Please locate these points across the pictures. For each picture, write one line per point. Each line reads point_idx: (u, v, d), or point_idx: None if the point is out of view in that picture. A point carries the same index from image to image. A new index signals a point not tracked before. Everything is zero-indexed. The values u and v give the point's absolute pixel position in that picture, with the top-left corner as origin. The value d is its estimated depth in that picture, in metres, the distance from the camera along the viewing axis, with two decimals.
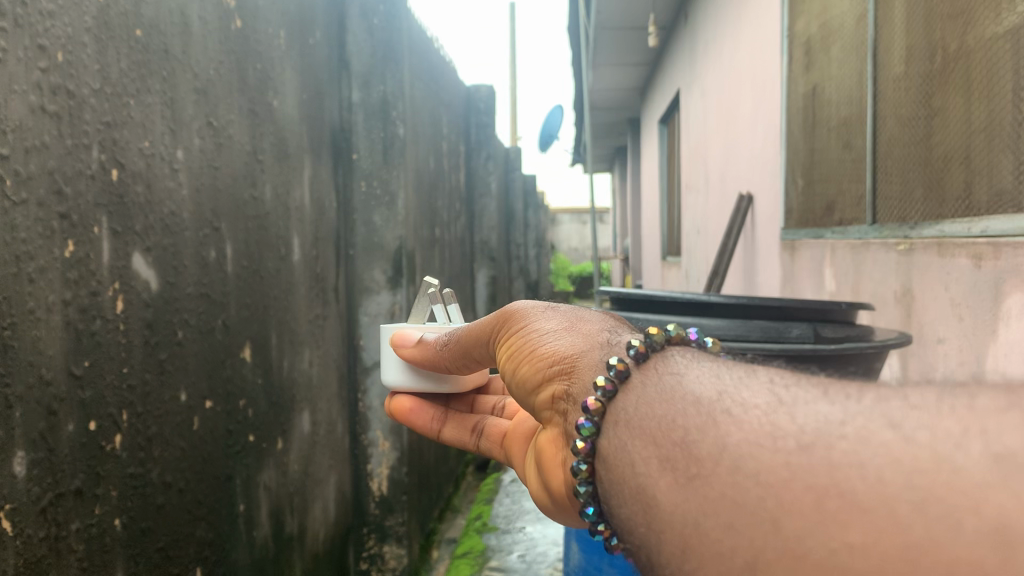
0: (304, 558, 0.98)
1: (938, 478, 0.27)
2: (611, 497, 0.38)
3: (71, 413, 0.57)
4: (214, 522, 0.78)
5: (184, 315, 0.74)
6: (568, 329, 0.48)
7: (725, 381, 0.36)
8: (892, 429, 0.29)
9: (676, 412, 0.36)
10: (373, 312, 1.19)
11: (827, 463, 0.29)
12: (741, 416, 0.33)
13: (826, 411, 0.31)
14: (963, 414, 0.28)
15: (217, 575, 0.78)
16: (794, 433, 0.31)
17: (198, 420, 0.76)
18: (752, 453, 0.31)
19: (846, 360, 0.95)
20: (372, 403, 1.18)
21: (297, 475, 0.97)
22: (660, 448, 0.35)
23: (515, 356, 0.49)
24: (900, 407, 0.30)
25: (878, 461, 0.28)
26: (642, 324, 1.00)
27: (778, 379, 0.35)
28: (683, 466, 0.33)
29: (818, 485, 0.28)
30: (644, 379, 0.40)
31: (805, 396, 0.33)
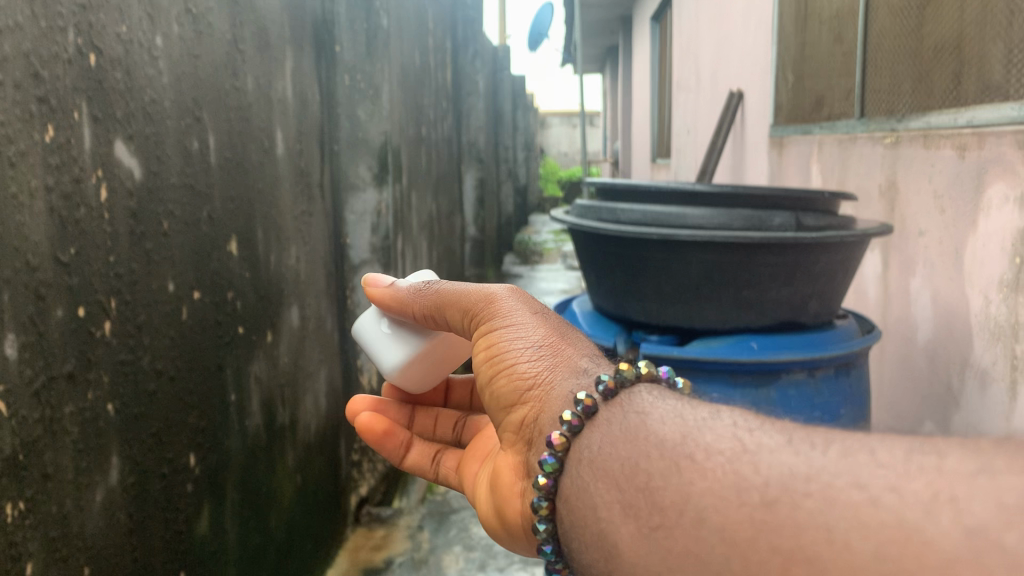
0: (296, 448, 1.00)
1: (908, 549, 0.27)
2: (574, 530, 0.39)
3: (60, 299, 0.58)
4: (206, 410, 0.80)
5: (169, 206, 0.74)
6: (551, 346, 0.48)
7: (688, 424, 0.36)
8: (859, 488, 0.29)
9: (639, 454, 0.36)
10: (359, 210, 1.20)
11: (792, 522, 0.30)
12: (705, 464, 0.33)
13: (792, 463, 0.31)
14: (933, 477, 0.28)
15: (211, 461, 0.80)
16: (759, 485, 0.31)
17: (186, 310, 0.77)
18: (717, 507, 0.32)
19: (825, 248, 0.96)
20: (361, 300, 1.21)
21: (287, 368, 0.98)
22: (625, 493, 0.36)
23: (490, 361, 0.49)
24: (867, 463, 0.30)
25: (844, 528, 0.28)
26: (627, 216, 1.02)
27: (743, 422, 0.35)
28: (646, 515, 0.34)
29: (783, 547, 0.29)
30: (611, 415, 0.40)
31: (771, 444, 0.33)
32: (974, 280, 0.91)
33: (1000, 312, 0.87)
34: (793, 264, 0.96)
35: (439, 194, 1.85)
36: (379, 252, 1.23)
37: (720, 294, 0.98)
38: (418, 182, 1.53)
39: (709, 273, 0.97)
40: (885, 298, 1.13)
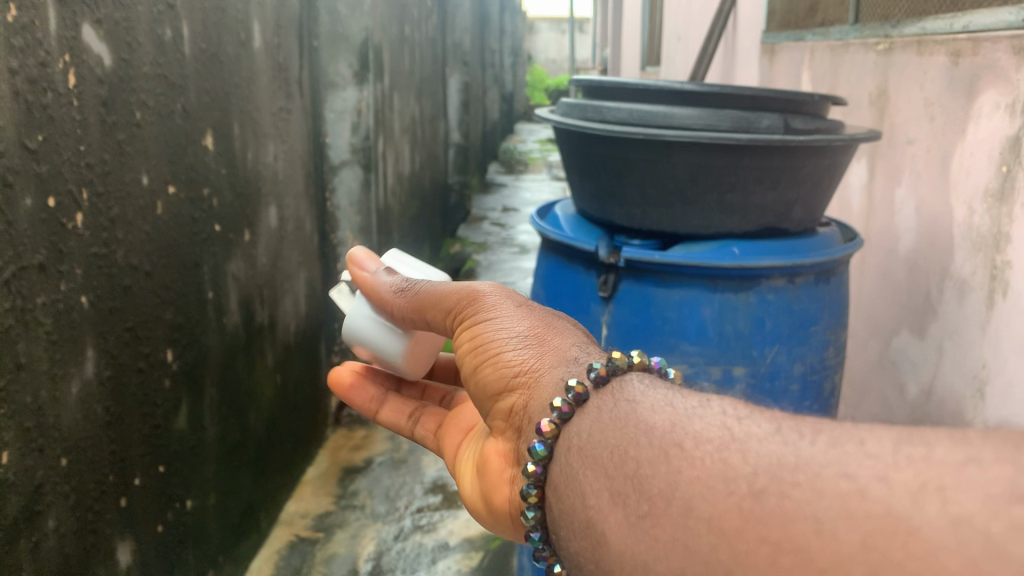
0: (275, 347, 1.00)
1: (895, 540, 0.27)
2: (561, 513, 0.39)
3: (29, 187, 0.56)
4: (183, 307, 0.79)
5: (142, 96, 0.71)
6: (539, 338, 0.46)
7: (678, 412, 0.36)
8: (846, 478, 0.29)
9: (629, 442, 0.36)
10: (339, 108, 1.17)
11: (779, 511, 0.30)
12: (694, 453, 0.33)
13: (780, 451, 0.31)
14: (921, 466, 0.28)
15: (189, 357, 0.80)
16: (747, 475, 0.31)
17: (161, 204, 0.75)
18: (705, 495, 0.32)
19: (812, 151, 0.95)
20: (340, 202, 1.19)
21: (266, 268, 0.97)
22: (615, 482, 0.35)
23: (476, 353, 0.48)
24: (855, 453, 0.30)
25: (832, 518, 0.28)
26: (613, 116, 0.99)
27: (731, 411, 0.35)
28: (634, 503, 0.34)
29: (771, 537, 0.29)
30: (601, 403, 0.39)
31: (760, 432, 0.33)
32: (960, 189, 0.90)
33: (983, 222, 0.87)
34: (778, 168, 0.95)
35: (422, 96, 1.81)
36: (359, 154, 1.21)
37: (705, 198, 0.97)
38: (400, 82, 1.50)
39: (693, 176, 0.96)
40: (868, 207, 1.12)
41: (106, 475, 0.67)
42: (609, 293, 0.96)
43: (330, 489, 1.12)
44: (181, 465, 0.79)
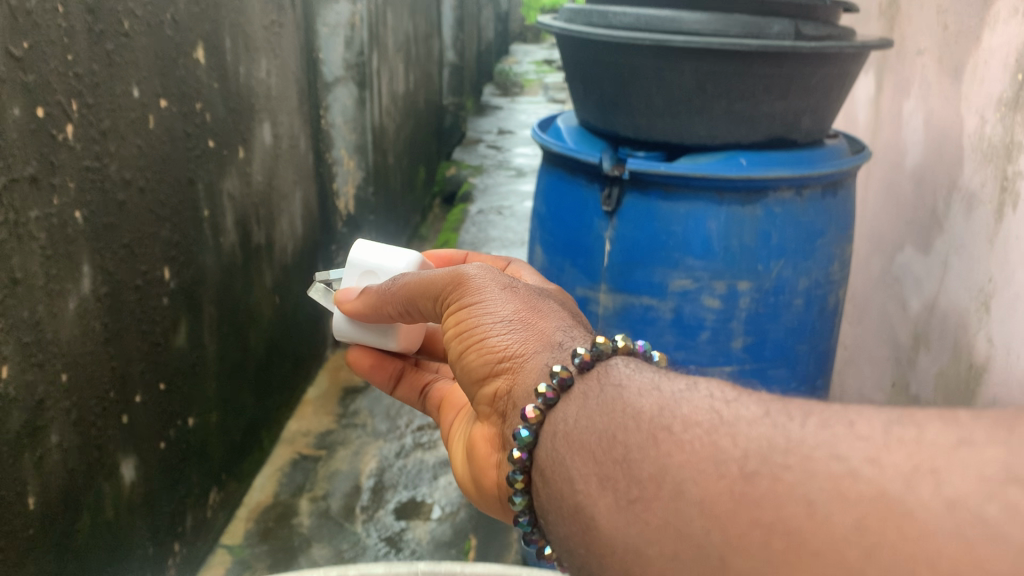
0: (273, 267, 0.99)
1: (889, 521, 0.25)
2: (546, 498, 0.36)
3: (16, 97, 0.54)
4: (180, 225, 0.78)
5: (130, 5, 0.69)
6: (529, 322, 0.43)
7: (666, 394, 0.33)
8: (837, 459, 0.27)
9: (617, 427, 0.33)
10: (332, 23, 1.14)
11: (773, 495, 0.27)
12: (682, 436, 0.31)
13: (770, 433, 0.29)
14: (913, 447, 0.27)
15: (185, 275, 0.79)
16: (738, 458, 0.29)
17: (153, 119, 0.73)
18: (697, 479, 0.29)
19: (823, 59, 0.92)
20: (335, 121, 1.18)
21: (262, 187, 0.96)
22: (604, 463, 0.33)
23: (460, 341, 0.44)
24: (845, 433, 0.28)
25: (824, 500, 0.26)
26: (619, 21, 0.96)
27: (721, 392, 0.33)
28: (623, 487, 0.32)
29: (762, 519, 0.27)
30: (587, 389, 0.37)
31: (747, 414, 0.30)
32: (971, 98, 0.88)
33: (995, 131, 0.84)
34: (789, 76, 0.92)
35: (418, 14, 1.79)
36: (353, 71, 1.19)
37: (712, 107, 0.95)
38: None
39: (701, 84, 0.93)
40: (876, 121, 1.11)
41: (107, 393, 0.67)
42: (612, 207, 0.95)
43: (331, 408, 1.14)
44: (182, 382, 0.79)
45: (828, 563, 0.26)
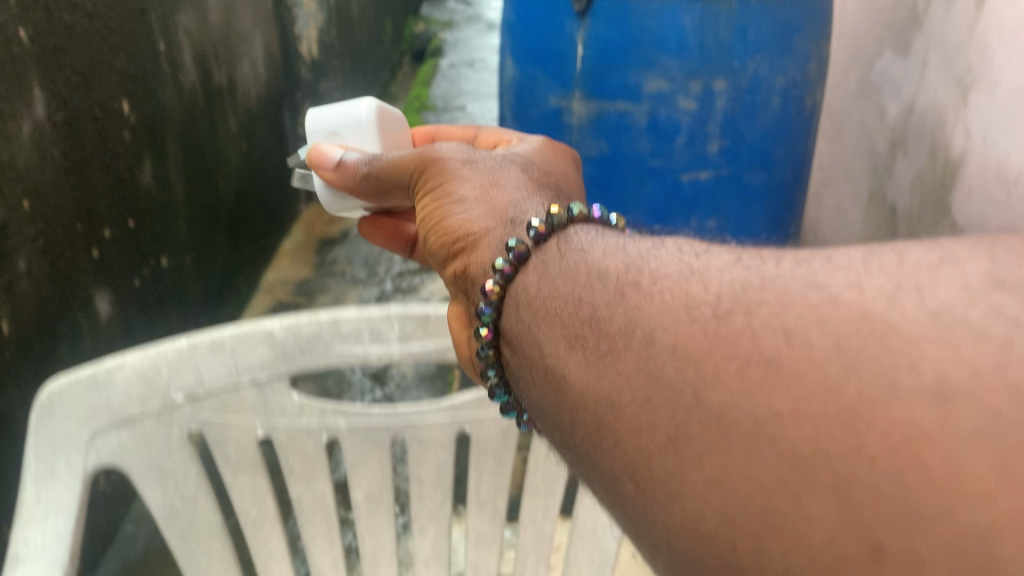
0: (236, 114, 0.97)
1: (871, 336, 0.23)
2: (515, 364, 0.33)
3: None
4: (134, 56, 0.74)
5: None
6: (483, 189, 0.40)
7: (633, 255, 0.31)
8: (817, 288, 0.25)
9: (582, 292, 0.30)
10: None
11: (749, 329, 0.24)
12: (652, 289, 0.28)
13: (745, 274, 0.27)
14: (893, 273, 0.25)
15: (142, 114, 0.76)
16: (711, 301, 0.26)
17: None
18: (668, 325, 0.26)
19: None
20: None
21: (219, 25, 0.91)
22: (572, 330, 0.29)
23: (425, 219, 0.42)
24: (824, 265, 0.26)
25: (803, 323, 0.24)
26: None
27: (690, 247, 0.30)
28: (592, 344, 0.28)
29: (740, 351, 0.24)
30: (546, 259, 0.34)
31: (718, 263, 0.28)
32: None
33: None
34: None
35: None
36: None
37: None
38: None
39: None
40: None
41: (73, 225, 0.66)
42: None
43: (308, 259, 1.15)
44: (150, 219, 0.79)
45: (809, 382, 0.22)
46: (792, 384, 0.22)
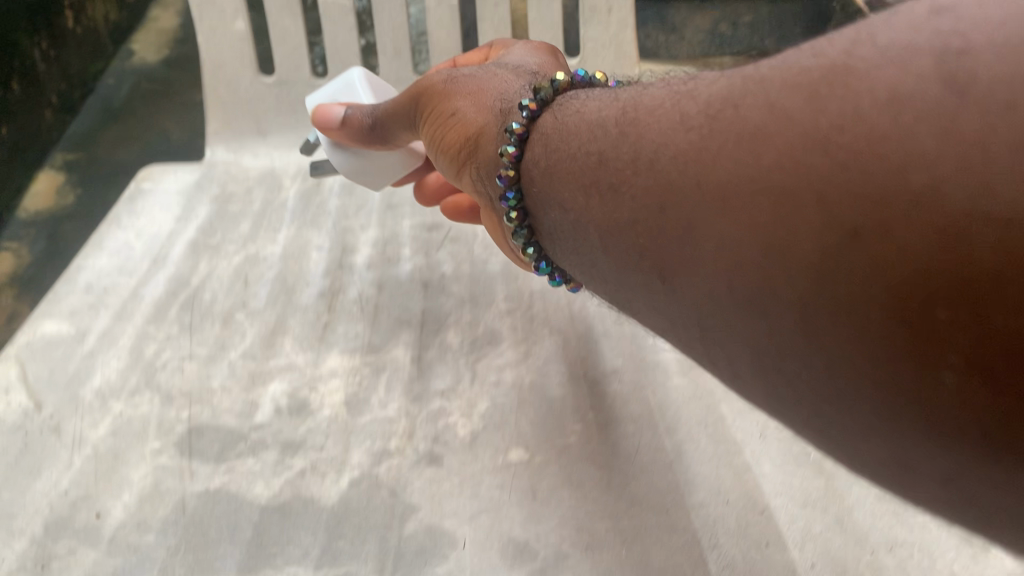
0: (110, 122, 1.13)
1: (941, 82, 0.32)
2: (553, 221, 0.56)
3: None
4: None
5: None
6: (579, 130, 0.53)
7: (713, 114, 0.43)
8: (888, 64, 0.35)
9: (676, 153, 0.43)
10: None
11: (839, 109, 0.35)
12: (752, 112, 0.40)
13: (809, 63, 0.39)
14: (941, 31, 0.34)
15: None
16: (802, 117, 0.37)
17: None
18: (758, 153, 0.38)
19: None
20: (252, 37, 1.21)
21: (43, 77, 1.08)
22: (588, 181, 0.50)
23: (545, 156, 0.55)
24: (873, 48, 0.36)
25: (883, 77, 0.34)
26: None
27: (761, 72, 0.42)
28: (663, 206, 0.44)
29: (848, 146, 0.34)
30: (632, 174, 0.46)
31: (805, 64, 0.39)
32: None
33: None
34: None
35: None
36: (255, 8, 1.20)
37: None
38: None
39: None
40: None
41: None
42: None
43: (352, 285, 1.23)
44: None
45: (877, 151, 0.33)
46: (845, 131, 0.35)
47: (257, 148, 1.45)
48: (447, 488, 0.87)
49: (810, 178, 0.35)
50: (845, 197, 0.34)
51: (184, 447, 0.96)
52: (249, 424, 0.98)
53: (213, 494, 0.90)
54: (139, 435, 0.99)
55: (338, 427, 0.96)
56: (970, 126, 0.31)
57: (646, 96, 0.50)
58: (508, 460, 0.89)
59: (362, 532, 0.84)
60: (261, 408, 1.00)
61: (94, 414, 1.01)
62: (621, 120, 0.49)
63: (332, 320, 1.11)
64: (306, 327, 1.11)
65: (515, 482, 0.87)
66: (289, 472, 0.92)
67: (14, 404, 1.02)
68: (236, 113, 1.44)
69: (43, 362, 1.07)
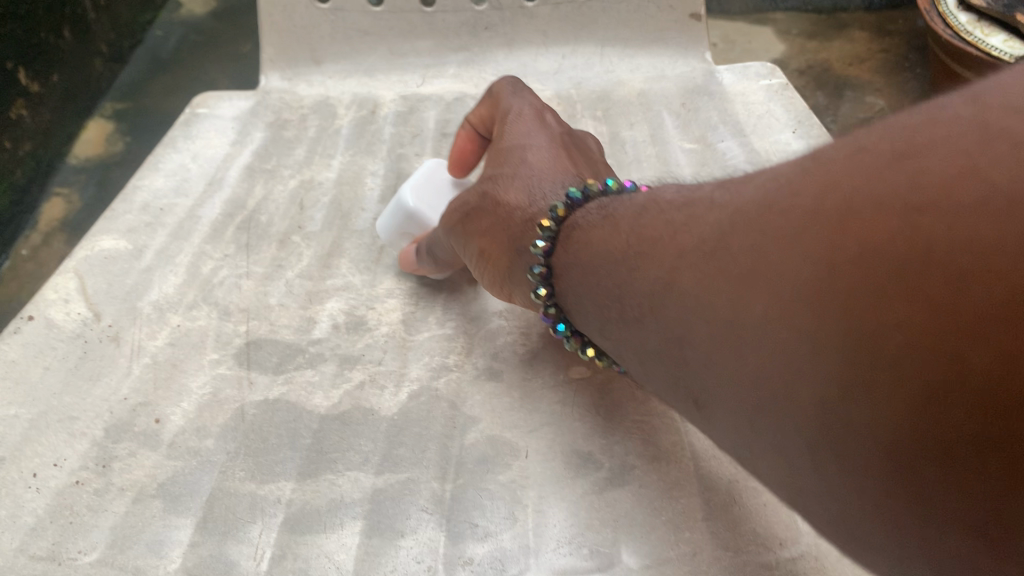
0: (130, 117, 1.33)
1: (860, 268, 0.48)
2: (616, 331, 0.76)
3: None
4: None
5: None
6: (635, 265, 0.72)
7: (715, 267, 0.61)
8: (843, 223, 0.51)
9: (698, 304, 0.62)
10: None
11: (799, 283, 0.52)
12: (747, 267, 0.57)
13: (788, 218, 0.55)
14: (872, 203, 0.49)
15: None
16: (778, 279, 0.54)
17: None
18: (752, 314, 0.56)
19: None
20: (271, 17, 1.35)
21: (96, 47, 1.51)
22: (643, 311, 0.70)
23: (614, 295, 0.75)
24: (837, 208, 0.52)
25: (837, 245, 0.50)
26: None
27: (754, 221, 0.59)
28: (694, 344, 0.63)
29: (808, 312, 0.51)
30: (672, 310, 0.65)
31: (784, 216, 0.56)
32: None
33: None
34: None
35: None
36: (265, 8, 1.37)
37: None
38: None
39: None
40: None
41: None
42: None
43: None
44: None
45: (825, 325, 0.50)
46: (798, 306, 0.52)
47: (311, 76, 1.60)
48: (507, 402, 1.00)
49: (801, 341, 0.52)
50: (833, 339, 0.49)
51: (243, 357, 1.09)
52: (306, 339, 1.13)
53: (272, 404, 1.02)
54: (198, 347, 1.11)
55: (395, 344, 1.13)
56: (874, 324, 0.47)
57: (646, 230, 0.73)
58: (571, 377, 1.02)
59: (420, 441, 0.96)
60: (319, 325, 1.16)
61: (152, 324, 1.14)
62: (642, 250, 0.72)
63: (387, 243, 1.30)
64: (363, 251, 1.29)
65: (576, 398, 0.99)
66: (346, 385, 1.05)
67: (74, 313, 1.13)
68: (292, 42, 1.58)
69: (101, 275, 1.19)
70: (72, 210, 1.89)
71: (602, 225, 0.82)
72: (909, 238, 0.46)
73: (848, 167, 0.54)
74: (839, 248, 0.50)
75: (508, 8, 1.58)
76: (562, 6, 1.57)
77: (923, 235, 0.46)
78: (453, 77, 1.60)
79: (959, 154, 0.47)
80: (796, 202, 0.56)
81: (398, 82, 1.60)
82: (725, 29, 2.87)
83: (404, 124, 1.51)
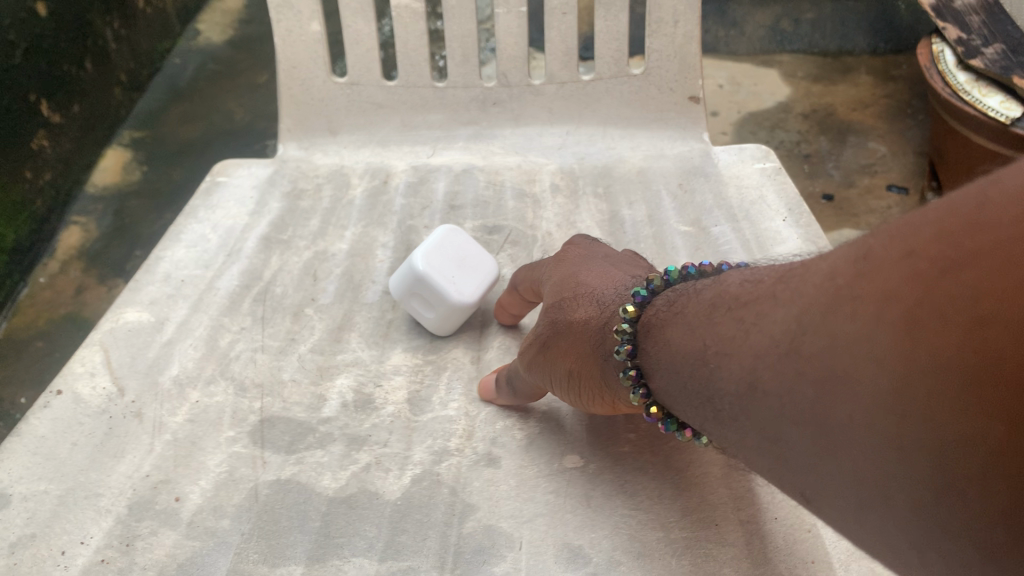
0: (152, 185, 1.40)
1: (936, 379, 0.48)
2: (698, 417, 0.76)
3: None
4: None
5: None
6: (705, 359, 0.71)
7: (785, 367, 0.60)
8: (905, 336, 0.50)
9: (777, 404, 0.62)
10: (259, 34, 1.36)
11: (878, 391, 0.52)
12: (818, 372, 0.57)
13: (849, 327, 0.55)
14: (927, 316, 0.49)
15: None
16: (853, 386, 0.54)
17: None
18: (831, 417, 0.56)
19: None
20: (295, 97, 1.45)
21: None
22: (722, 406, 0.69)
23: (691, 388, 0.74)
24: (897, 318, 0.51)
25: (906, 357, 0.50)
26: None
27: (814, 324, 0.58)
28: (780, 441, 0.62)
29: (894, 417, 0.51)
30: (749, 406, 0.65)
31: (846, 326, 0.55)
32: None
33: None
34: None
35: None
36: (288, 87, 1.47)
37: None
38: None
39: None
40: None
41: None
42: None
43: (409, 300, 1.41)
44: None
45: (914, 433, 0.50)
46: (880, 415, 0.52)
47: (326, 145, 1.69)
48: (505, 491, 1.08)
49: (890, 444, 0.52)
50: (928, 445, 0.49)
51: (257, 435, 1.16)
52: (316, 418, 1.19)
53: (284, 484, 1.09)
54: (215, 424, 1.17)
55: (400, 424, 1.19)
56: (964, 430, 0.47)
57: (714, 319, 0.72)
58: (564, 466, 1.10)
59: (423, 528, 1.03)
60: (329, 402, 1.22)
61: (172, 401, 1.20)
62: (710, 343, 0.71)
63: (395, 317, 1.38)
64: (372, 324, 1.36)
65: (569, 489, 1.06)
66: (353, 466, 1.12)
67: (100, 387, 1.19)
68: (311, 113, 1.69)
69: (125, 348, 1.25)
70: (89, 239, 1.95)
71: (673, 320, 0.80)
72: (974, 351, 0.46)
73: (893, 269, 0.52)
74: (911, 358, 0.50)
75: (515, 85, 1.68)
76: (567, 85, 1.67)
77: (991, 346, 0.45)
78: (462, 149, 1.67)
79: (998, 252, 0.46)
80: (854, 306, 0.55)
81: (410, 152, 1.67)
82: (730, 70, 2.90)
83: (414, 195, 1.58)
